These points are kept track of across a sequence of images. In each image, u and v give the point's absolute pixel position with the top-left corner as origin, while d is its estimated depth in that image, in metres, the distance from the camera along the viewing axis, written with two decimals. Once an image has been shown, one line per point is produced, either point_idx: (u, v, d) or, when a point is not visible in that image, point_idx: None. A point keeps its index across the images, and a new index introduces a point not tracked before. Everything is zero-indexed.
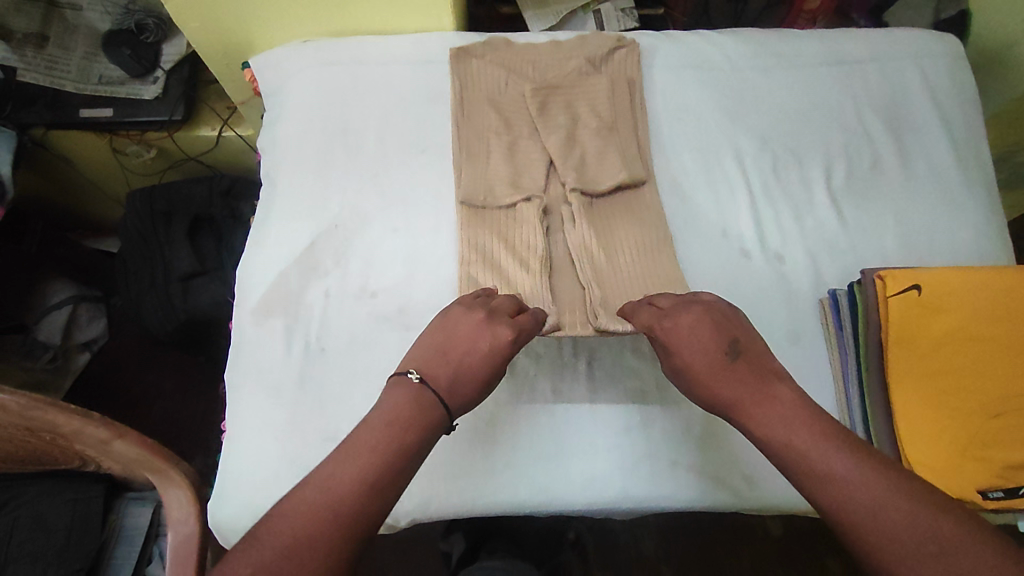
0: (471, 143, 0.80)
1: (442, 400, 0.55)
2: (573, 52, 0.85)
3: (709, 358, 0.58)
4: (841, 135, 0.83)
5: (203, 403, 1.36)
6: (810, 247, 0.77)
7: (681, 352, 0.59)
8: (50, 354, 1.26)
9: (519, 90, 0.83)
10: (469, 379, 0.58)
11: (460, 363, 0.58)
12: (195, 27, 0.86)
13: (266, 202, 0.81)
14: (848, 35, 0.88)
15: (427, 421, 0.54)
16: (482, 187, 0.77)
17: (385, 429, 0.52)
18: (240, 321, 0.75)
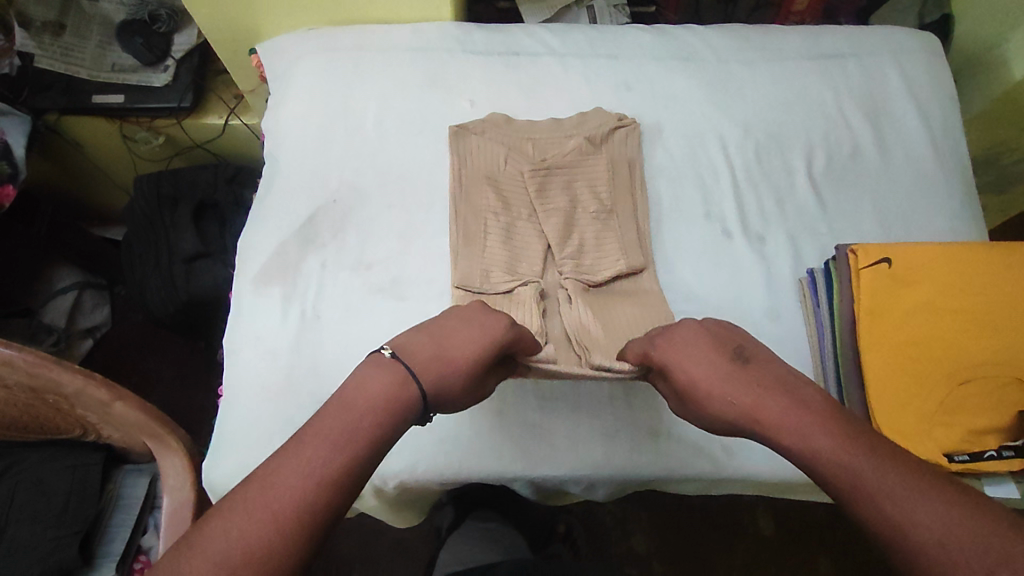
0: (469, 222, 0.78)
1: (415, 375, 0.53)
2: (573, 129, 0.84)
3: (713, 376, 0.56)
4: (823, 126, 0.86)
5: (200, 391, 1.38)
6: (790, 229, 0.81)
7: (684, 369, 0.57)
8: (53, 338, 1.30)
9: (518, 168, 0.81)
10: (447, 362, 0.56)
11: (442, 350, 0.57)
12: (205, 13, 0.90)
13: (269, 180, 0.84)
14: (831, 33, 0.92)
15: (400, 400, 0.52)
16: (479, 266, 0.76)
17: (346, 418, 0.49)
18: (240, 291, 0.78)
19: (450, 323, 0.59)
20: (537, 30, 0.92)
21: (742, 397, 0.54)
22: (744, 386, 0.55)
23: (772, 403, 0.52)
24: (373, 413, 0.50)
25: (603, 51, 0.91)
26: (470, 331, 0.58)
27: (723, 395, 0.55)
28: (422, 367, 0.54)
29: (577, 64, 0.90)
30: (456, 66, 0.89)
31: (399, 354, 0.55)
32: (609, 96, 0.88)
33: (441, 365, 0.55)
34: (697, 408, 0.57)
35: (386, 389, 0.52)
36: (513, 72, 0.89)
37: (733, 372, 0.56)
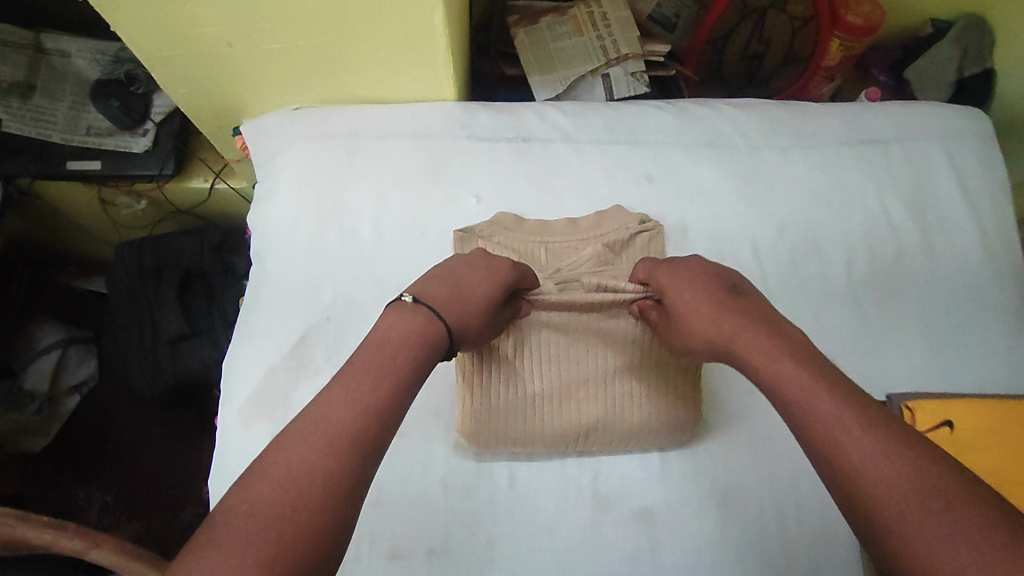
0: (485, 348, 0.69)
1: (438, 315, 0.56)
2: (590, 232, 0.77)
3: (696, 302, 0.57)
4: (863, 224, 0.79)
5: (193, 454, 1.36)
6: (826, 345, 0.74)
7: (674, 294, 0.60)
8: (36, 403, 1.23)
9: None
10: (467, 303, 0.59)
11: (457, 291, 0.59)
12: (183, 94, 0.82)
13: (254, 286, 0.78)
14: (872, 112, 0.84)
15: (429, 336, 0.54)
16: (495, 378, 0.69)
17: (376, 351, 0.51)
18: (227, 417, 0.72)
19: (462, 268, 0.62)
20: (547, 109, 0.84)
21: (722, 322, 0.54)
22: (722, 312, 0.55)
23: (749, 328, 0.52)
24: (407, 344, 0.52)
25: (621, 136, 0.82)
26: (483, 276, 0.61)
27: (703, 317, 0.56)
28: (443, 307, 0.56)
29: (592, 151, 0.82)
30: (461, 155, 0.81)
31: (419, 298, 0.57)
32: (628, 190, 0.80)
33: (458, 306, 0.58)
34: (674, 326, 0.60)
35: (410, 322, 0.54)
36: (523, 163, 0.81)
37: (719, 303, 0.56)
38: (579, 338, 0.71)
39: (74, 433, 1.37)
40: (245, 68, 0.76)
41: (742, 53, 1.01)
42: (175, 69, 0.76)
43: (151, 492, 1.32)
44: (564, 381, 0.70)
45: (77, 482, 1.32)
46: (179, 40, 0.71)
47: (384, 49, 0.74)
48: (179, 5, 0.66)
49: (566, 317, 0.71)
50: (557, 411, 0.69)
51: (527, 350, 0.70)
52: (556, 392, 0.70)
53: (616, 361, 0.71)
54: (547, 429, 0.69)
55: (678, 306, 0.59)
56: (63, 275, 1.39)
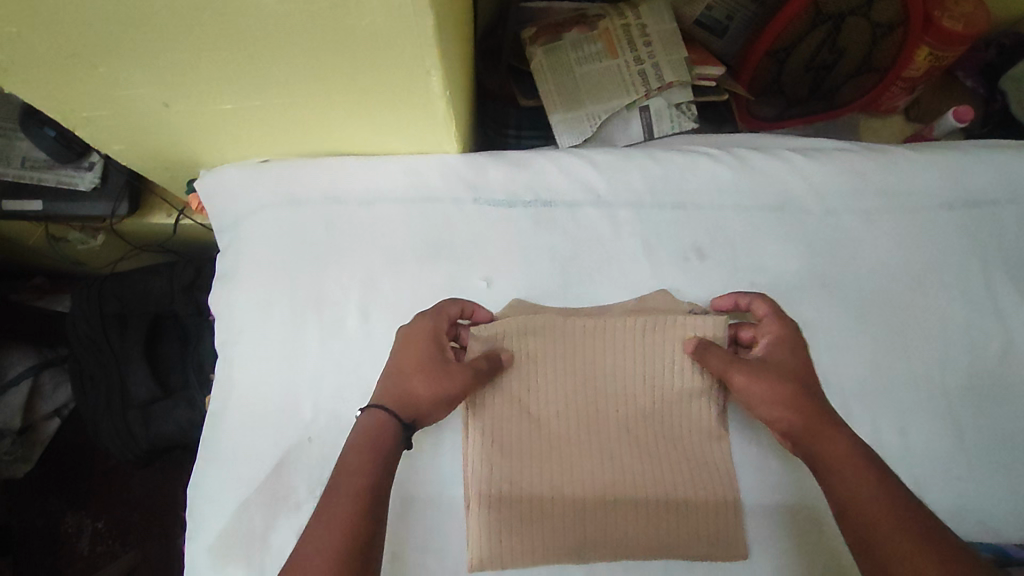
0: (493, 397, 0.60)
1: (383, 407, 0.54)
2: (626, 329, 0.61)
3: (783, 369, 0.55)
4: (963, 310, 0.65)
5: (186, 474, 1.20)
6: (915, 469, 0.60)
7: (776, 356, 0.57)
8: (9, 440, 1.05)
9: (561, 335, 0.61)
10: (409, 377, 0.55)
11: (398, 373, 0.56)
12: (121, 148, 0.66)
13: (221, 389, 0.64)
14: (978, 163, 0.69)
15: (384, 434, 0.52)
16: (508, 422, 0.60)
17: (347, 457, 0.51)
18: (193, 562, 0.60)
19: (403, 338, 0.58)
20: (570, 159, 0.68)
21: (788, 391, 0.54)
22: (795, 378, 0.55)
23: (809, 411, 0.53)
24: (365, 454, 0.51)
25: (667, 197, 0.67)
26: (412, 338, 0.57)
27: (763, 387, 0.55)
28: (389, 396, 0.55)
29: (629, 218, 0.66)
30: (466, 225, 0.66)
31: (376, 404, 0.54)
32: (673, 269, 0.65)
33: (400, 387, 0.55)
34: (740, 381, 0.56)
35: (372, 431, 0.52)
36: (545, 234, 0.66)
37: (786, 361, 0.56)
38: (602, 367, 0.61)
39: (52, 458, 1.18)
40: (189, 120, 0.60)
41: (807, 63, 0.83)
42: (101, 128, 0.61)
43: (143, 518, 1.17)
44: (585, 418, 0.60)
45: (65, 508, 1.16)
46: (99, 101, 0.56)
47: (365, 107, 0.58)
48: (90, 67, 0.51)
49: (587, 344, 0.61)
50: (577, 456, 0.59)
51: (540, 381, 0.61)
52: (576, 433, 0.60)
53: (646, 394, 0.61)
54: (566, 480, 0.58)
55: (764, 361, 0.56)
56: (17, 292, 1.17)
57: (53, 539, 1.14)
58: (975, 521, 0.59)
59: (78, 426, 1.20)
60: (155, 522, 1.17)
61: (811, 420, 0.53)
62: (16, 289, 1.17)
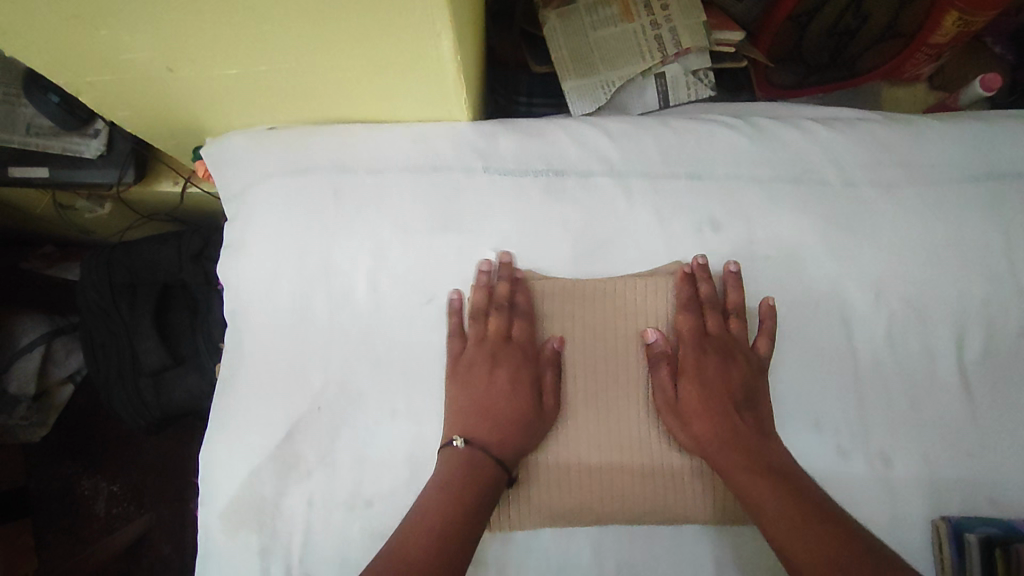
0: (559, 316, 0.62)
1: (494, 454, 0.57)
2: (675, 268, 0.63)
3: (712, 388, 0.59)
4: (985, 285, 0.63)
5: (198, 441, 1.21)
6: (925, 444, 0.60)
7: (705, 374, 0.59)
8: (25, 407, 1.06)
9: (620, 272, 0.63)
10: (513, 427, 0.58)
11: (497, 414, 0.58)
12: (126, 116, 0.65)
13: (231, 357, 0.65)
14: (1006, 134, 0.66)
15: (492, 479, 0.56)
16: (581, 335, 0.61)
17: (447, 470, 0.56)
18: (207, 526, 0.61)
19: (466, 364, 0.60)
20: (583, 128, 0.66)
21: (716, 387, 0.59)
22: (727, 374, 0.59)
23: (720, 404, 0.58)
24: (470, 487, 0.55)
25: (682, 168, 0.65)
26: (508, 374, 0.60)
27: (694, 380, 0.59)
28: (500, 444, 0.57)
29: (643, 188, 0.65)
30: (474, 196, 0.64)
31: (471, 440, 0.57)
32: (687, 242, 0.64)
33: (513, 435, 0.58)
34: (664, 372, 0.60)
35: (465, 464, 0.56)
36: (556, 205, 0.64)
37: (719, 351, 0.60)
38: (518, 309, 0.62)
39: (65, 424, 1.20)
40: (191, 85, 0.58)
41: (830, 28, 0.82)
42: (105, 94, 0.60)
43: (158, 482, 1.19)
44: (522, 360, 0.61)
45: (81, 472, 1.18)
46: (101, 65, 0.55)
47: (372, 72, 0.57)
48: (91, 30, 0.49)
49: (502, 285, 0.61)
50: (519, 397, 0.59)
51: (482, 330, 0.61)
52: (519, 376, 0.60)
53: (602, 342, 0.61)
54: (531, 423, 0.58)
55: (689, 378, 0.59)
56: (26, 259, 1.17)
57: (70, 501, 1.17)
58: (984, 495, 0.59)
59: (91, 392, 1.21)
60: (169, 487, 1.19)
61: (716, 411, 0.58)
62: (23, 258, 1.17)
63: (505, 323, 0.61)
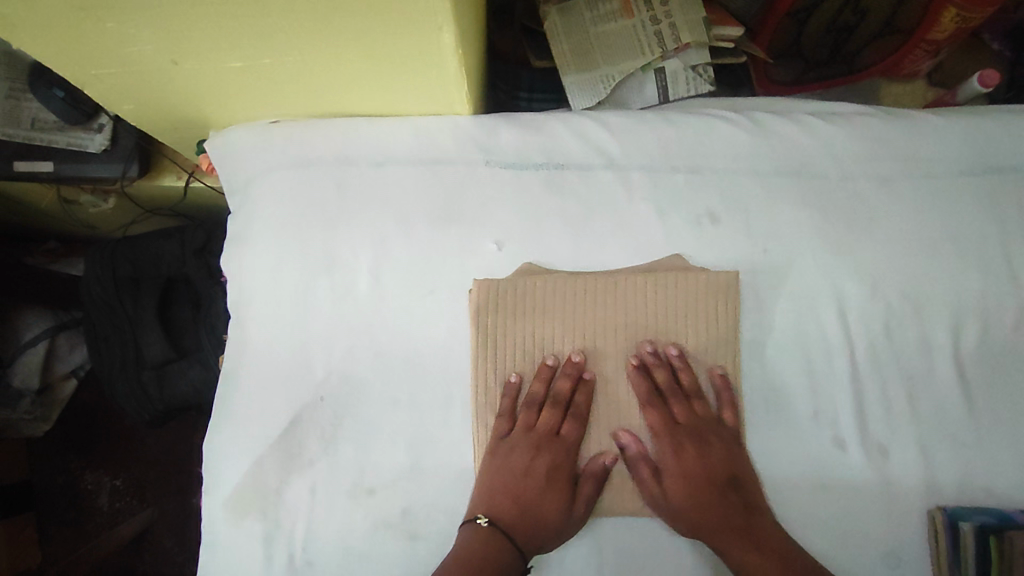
0: (511, 352, 0.62)
1: (514, 540, 0.58)
2: (652, 314, 0.62)
3: (695, 475, 0.60)
4: (980, 277, 0.63)
5: (201, 436, 1.22)
6: (921, 434, 0.61)
7: (686, 461, 0.60)
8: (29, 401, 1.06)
9: (599, 334, 0.62)
10: (546, 520, 0.59)
11: (530, 502, 0.60)
12: (131, 109, 0.66)
13: (235, 349, 0.65)
14: (1004, 128, 0.66)
15: (505, 560, 0.56)
16: (549, 426, 0.61)
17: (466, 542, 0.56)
18: (211, 515, 0.62)
19: (507, 449, 0.61)
20: (583, 122, 0.67)
21: (695, 477, 0.60)
22: (705, 461, 0.60)
23: (706, 492, 0.59)
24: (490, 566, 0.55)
25: (681, 161, 0.66)
26: (543, 462, 0.61)
27: (678, 474, 0.60)
28: (518, 527, 0.58)
29: (642, 181, 0.65)
30: (476, 189, 0.65)
31: (494, 518, 0.58)
32: (686, 234, 0.64)
33: (533, 522, 0.59)
34: (643, 471, 0.60)
35: (486, 545, 0.56)
36: (556, 197, 0.65)
37: (694, 439, 0.61)
38: (575, 408, 0.61)
39: (69, 418, 1.21)
40: (196, 78, 0.59)
41: (828, 24, 0.82)
42: (111, 87, 0.61)
43: (161, 476, 1.20)
44: (565, 457, 0.61)
45: (84, 465, 1.19)
46: (108, 58, 0.56)
47: (374, 66, 0.57)
48: (98, 23, 0.50)
49: (565, 382, 0.61)
50: (553, 493, 0.60)
51: (530, 418, 0.62)
52: (559, 470, 0.61)
53: (617, 433, 0.62)
54: (553, 512, 0.59)
55: (669, 470, 0.60)
56: (30, 253, 1.18)
57: (74, 494, 1.18)
58: (979, 485, 0.60)
59: (95, 387, 1.22)
60: (172, 481, 1.20)
61: (702, 500, 0.59)
62: (27, 252, 1.18)
63: (477, 395, 0.62)
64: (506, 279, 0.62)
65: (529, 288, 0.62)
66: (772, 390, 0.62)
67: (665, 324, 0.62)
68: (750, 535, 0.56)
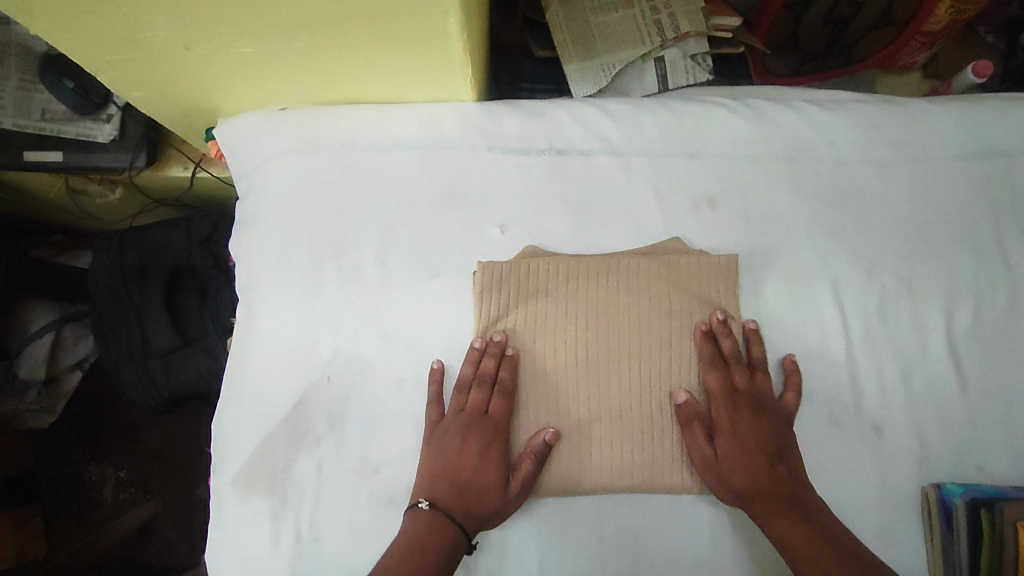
0: (539, 329, 0.63)
1: (457, 519, 0.58)
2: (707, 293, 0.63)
3: (750, 442, 0.60)
4: (971, 260, 0.65)
5: (205, 427, 1.23)
6: (916, 413, 0.62)
7: (741, 430, 0.60)
8: (36, 390, 1.07)
9: (655, 302, 0.63)
10: (481, 499, 0.59)
11: (463, 483, 0.59)
12: (142, 95, 0.67)
13: (242, 331, 0.67)
14: (996, 115, 0.68)
15: (450, 542, 0.56)
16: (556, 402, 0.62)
17: (409, 527, 0.57)
18: (219, 492, 0.63)
19: (442, 431, 0.61)
20: (585, 109, 0.68)
21: (750, 443, 0.60)
22: (761, 430, 0.60)
23: (756, 459, 0.59)
24: (430, 549, 0.55)
25: (680, 147, 0.67)
26: (475, 445, 0.60)
27: (731, 438, 0.60)
28: (460, 508, 0.58)
29: (642, 166, 0.67)
30: (479, 174, 0.67)
31: (435, 501, 0.58)
32: (685, 218, 0.66)
33: (472, 502, 0.59)
34: (699, 433, 0.60)
35: (429, 529, 0.56)
36: (558, 182, 0.66)
37: (753, 407, 0.61)
38: (500, 386, 0.62)
39: (74, 409, 1.22)
40: (206, 64, 0.61)
41: (825, 16, 0.83)
42: (123, 73, 0.62)
43: (165, 467, 1.21)
44: (495, 435, 0.61)
45: (89, 457, 1.20)
46: (121, 44, 0.57)
47: (381, 52, 0.59)
48: (114, 8, 0.52)
49: (491, 362, 0.62)
50: (488, 471, 0.60)
51: (461, 400, 0.62)
52: (491, 450, 0.61)
53: (557, 414, 0.62)
54: (493, 492, 0.59)
55: (725, 435, 0.60)
56: (37, 245, 1.19)
57: (78, 485, 1.19)
58: (971, 462, 0.61)
59: (100, 378, 1.23)
60: (175, 472, 1.21)
61: (754, 468, 0.59)
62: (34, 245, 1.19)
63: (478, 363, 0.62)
64: (508, 262, 0.64)
65: (550, 272, 0.64)
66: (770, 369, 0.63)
67: (724, 294, 0.63)
68: (791, 504, 0.57)
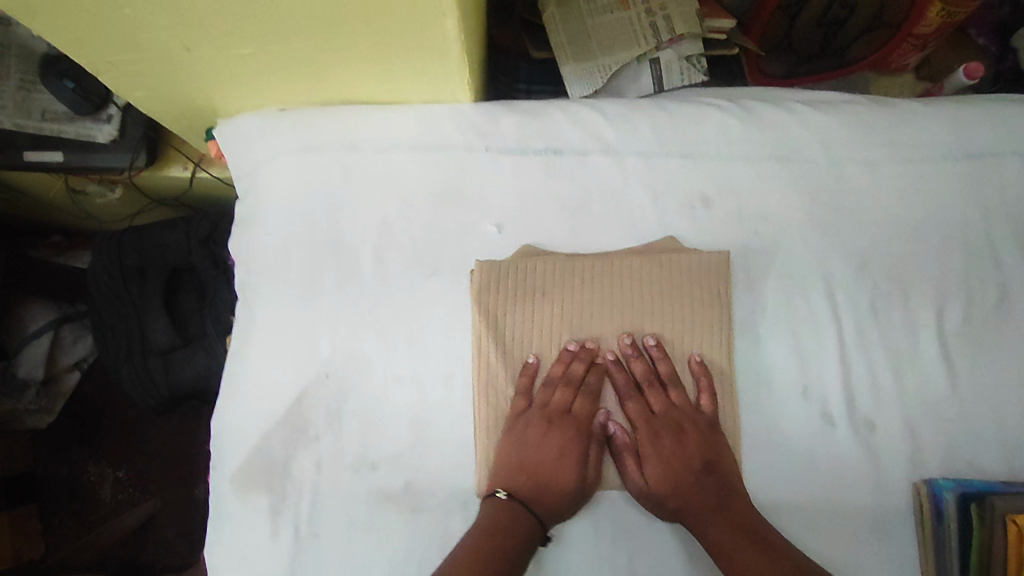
0: (518, 338, 0.64)
1: (532, 511, 0.59)
2: (706, 293, 0.64)
3: (672, 459, 0.62)
4: (962, 260, 0.66)
5: (203, 427, 1.23)
6: (908, 410, 0.63)
7: (664, 449, 0.62)
8: (35, 390, 1.07)
9: (580, 327, 0.65)
10: (554, 493, 0.61)
11: (543, 478, 0.61)
12: (142, 95, 0.68)
13: (242, 330, 0.67)
14: (986, 116, 0.69)
15: (524, 532, 0.58)
16: (485, 428, 0.63)
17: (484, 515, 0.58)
18: (219, 489, 0.63)
19: (523, 425, 0.63)
20: (582, 109, 0.69)
21: (673, 463, 0.62)
22: (683, 448, 0.62)
23: (684, 477, 0.61)
24: (509, 535, 0.57)
25: (675, 146, 0.68)
26: (560, 439, 0.62)
27: (657, 460, 0.62)
28: (534, 499, 0.60)
29: (637, 166, 0.68)
30: (477, 174, 0.67)
31: (512, 493, 0.60)
32: (680, 218, 0.67)
33: (547, 494, 0.60)
34: (630, 461, 0.63)
35: (508, 519, 0.58)
36: (555, 181, 0.67)
37: (670, 427, 0.63)
38: (589, 387, 0.64)
39: (72, 409, 1.22)
40: (207, 64, 0.61)
41: (818, 19, 0.85)
42: (124, 74, 0.63)
43: (164, 467, 1.21)
44: (577, 434, 0.63)
45: (87, 457, 1.20)
46: (123, 45, 0.58)
47: (382, 53, 0.59)
48: (115, 9, 0.52)
49: (580, 365, 0.63)
50: (564, 468, 0.62)
51: (545, 396, 0.63)
52: (570, 449, 0.62)
53: (632, 412, 0.64)
54: (564, 486, 0.61)
55: (650, 456, 0.62)
56: (37, 245, 1.19)
57: (77, 485, 1.19)
58: (962, 458, 0.62)
59: (99, 378, 1.23)
60: (174, 472, 1.21)
61: (683, 485, 0.61)
62: (33, 245, 1.19)
63: (477, 368, 0.64)
64: (506, 259, 0.65)
65: (531, 273, 0.64)
66: (764, 367, 0.64)
67: (713, 292, 0.64)
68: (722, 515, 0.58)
